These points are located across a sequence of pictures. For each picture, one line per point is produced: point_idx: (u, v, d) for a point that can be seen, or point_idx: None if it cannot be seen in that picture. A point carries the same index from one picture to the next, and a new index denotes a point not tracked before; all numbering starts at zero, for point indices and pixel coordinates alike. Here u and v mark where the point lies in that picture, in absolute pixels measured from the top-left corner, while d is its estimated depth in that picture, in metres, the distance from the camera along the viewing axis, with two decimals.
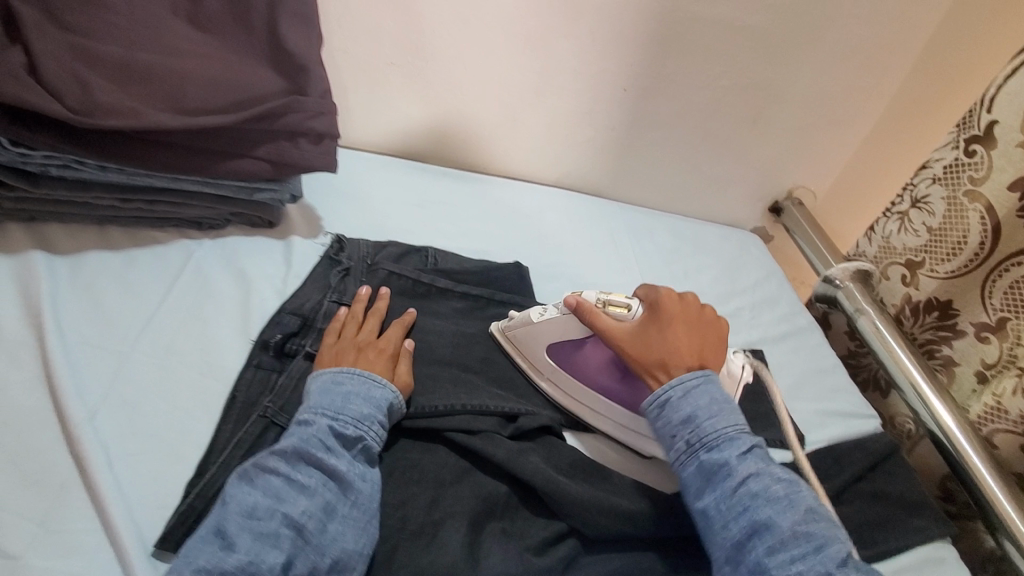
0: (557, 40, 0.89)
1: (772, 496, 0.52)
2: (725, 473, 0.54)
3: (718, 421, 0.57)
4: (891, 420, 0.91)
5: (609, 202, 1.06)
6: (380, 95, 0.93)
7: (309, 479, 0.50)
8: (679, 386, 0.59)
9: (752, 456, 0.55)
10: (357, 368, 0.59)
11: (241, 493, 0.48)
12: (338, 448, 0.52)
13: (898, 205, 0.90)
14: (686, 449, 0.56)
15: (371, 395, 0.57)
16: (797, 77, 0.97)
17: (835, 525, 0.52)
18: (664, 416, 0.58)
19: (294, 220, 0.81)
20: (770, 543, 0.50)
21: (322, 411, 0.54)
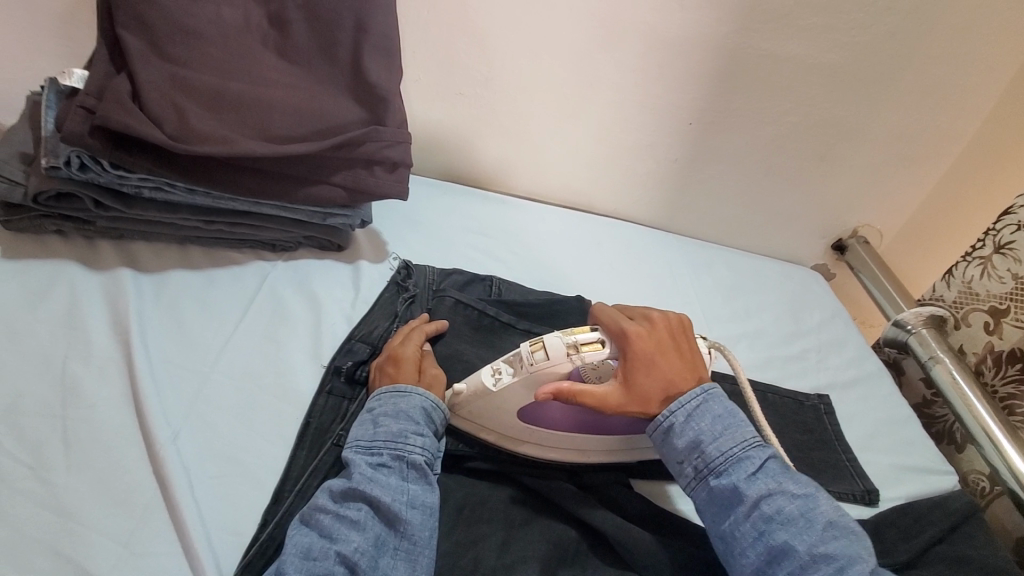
0: (626, 73, 0.89)
1: (787, 518, 0.50)
2: (738, 499, 0.53)
3: (725, 443, 0.55)
4: (965, 476, 0.85)
5: (668, 235, 1.04)
6: (447, 124, 0.95)
7: (358, 513, 0.49)
8: (681, 410, 0.57)
9: (763, 476, 0.54)
10: (384, 388, 0.58)
11: (298, 535, 0.48)
12: (379, 477, 0.51)
13: (980, 249, 0.86)
14: (696, 476, 0.55)
15: (400, 411, 0.56)
16: (869, 115, 0.94)
17: (856, 537, 0.49)
18: (669, 443, 0.57)
19: (361, 245, 0.82)
20: (790, 568, 0.48)
21: (357, 446, 0.54)
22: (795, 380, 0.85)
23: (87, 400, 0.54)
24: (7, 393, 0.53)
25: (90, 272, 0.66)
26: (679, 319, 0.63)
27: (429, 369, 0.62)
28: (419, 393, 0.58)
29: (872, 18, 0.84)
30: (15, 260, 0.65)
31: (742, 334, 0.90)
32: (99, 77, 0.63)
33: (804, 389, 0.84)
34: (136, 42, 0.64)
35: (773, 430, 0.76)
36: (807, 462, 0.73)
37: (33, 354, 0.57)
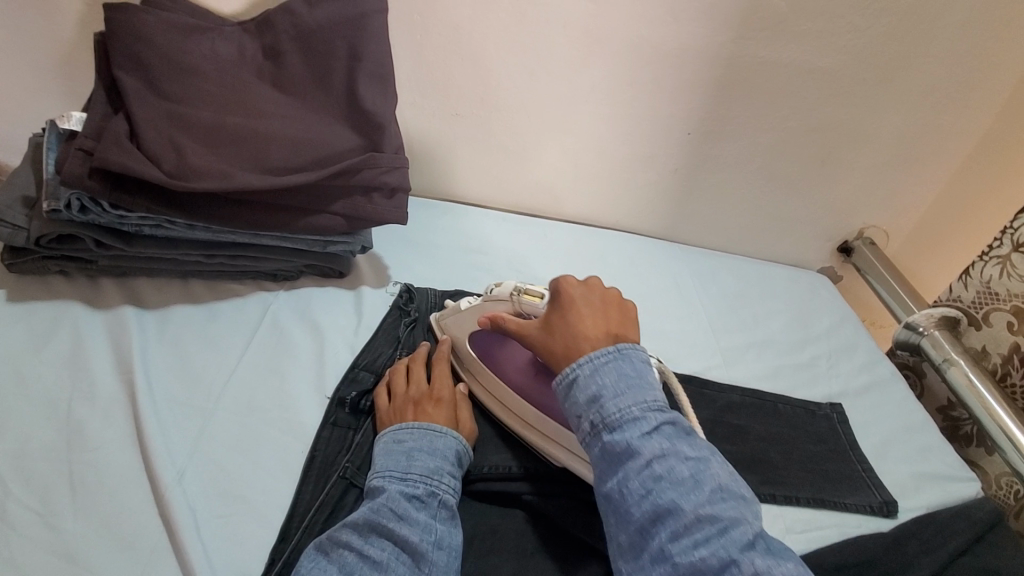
0: (623, 87, 0.89)
1: (676, 479, 0.47)
2: (628, 457, 0.48)
3: (623, 398, 0.51)
4: (994, 480, 0.82)
5: (670, 245, 1.04)
6: (446, 146, 0.95)
7: (382, 552, 0.47)
8: (587, 364, 0.53)
9: (658, 435, 0.49)
10: (418, 423, 0.58)
11: (316, 568, 0.46)
12: (409, 514, 0.50)
13: (997, 248, 0.82)
14: (591, 431, 0.51)
15: (435, 449, 0.56)
16: (869, 117, 0.93)
17: (746, 502, 0.47)
18: (572, 396, 0.53)
19: (363, 270, 0.81)
20: (673, 528, 0.45)
21: (388, 478, 0.53)
22: (805, 388, 0.84)
23: (92, 442, 0.54)
24: (12, 439, 0.54)
25: (94, 311, 0.67)
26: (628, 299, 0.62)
27: (461, 414, 0.62)
28: (455, 435, 0.58)
29: (867, 21, 0.84)
30: (20, 302, 0.66)
31: (750, 343, 0.89)
32: (96, 119, 0.64)
33: (816, 397, 0.83)
34: (134, 83, 0.66)
35: (785, 442, 0.75)
36: (821, 474, 0.72)
37: (39, 397, 0.57)
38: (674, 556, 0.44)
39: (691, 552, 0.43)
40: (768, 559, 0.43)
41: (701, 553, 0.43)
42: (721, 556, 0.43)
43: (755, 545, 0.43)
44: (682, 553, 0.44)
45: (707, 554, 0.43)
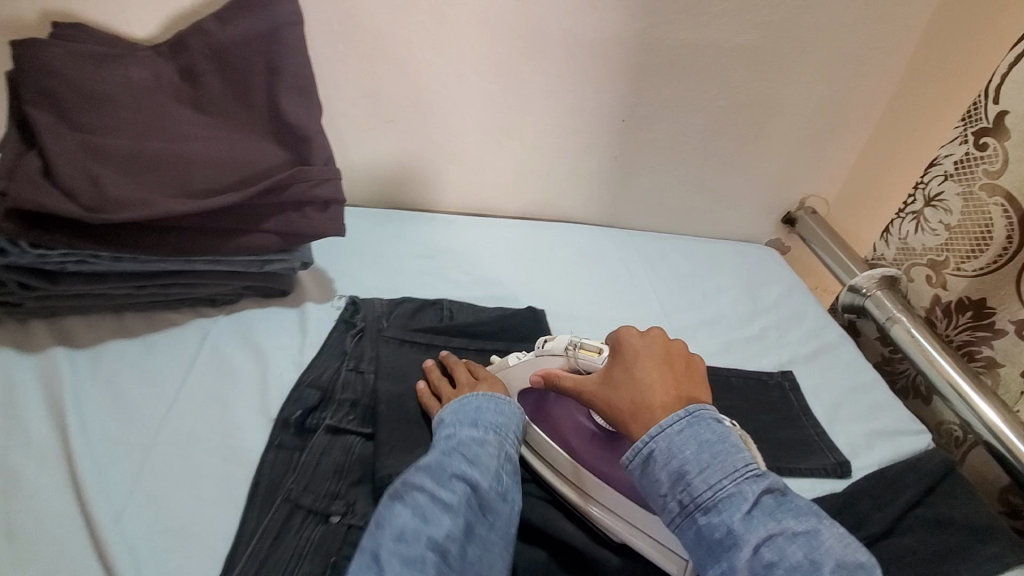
0: (551, 78, 0.90)
1: (791, 564, 0.45)
2: (732, 542, 0.46)
3: (712, 475, 0.49)
4: (937, 428, 0.85)
5: (618, 232, 1.05)
6: (382, 154, 0.95)
7: (453, 496, 0.51)
8: (661, 436, 0.51)
9: (759, 513, 0.47)
10: (480, 391, 0.63)
11: (393, 512, 0.50)
12: (478, 461, 0.55)
13: (912, 204, 0.86)
14: (682, 512, 0.49)
15: (499, 411, 0.61)
16: (794, 89, 0.95)
17: (866, 574, 0.45)
18: (653, 475, 0.51)
19: (306, 286, 0.80)
20: None
21: (459, 430, 0.58)
22: (757, 360, 0.85)
23: (25, 491, 0.53)
24: None
25: (23, 356, 0.65)
26: (690, 350, 0.60)
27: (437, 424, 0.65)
28: (516, 404, 0.64)
29: None
30: None
31: (702, 321, 0.90)
32: (7, 156, 0.61)
33: (767, 368, 0.85)
34: (45, 118, 0.63)
35: (738, 415, 0.76)
36: (776, 442, 0.74)
37: None
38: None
39: None
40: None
41: None
42: None
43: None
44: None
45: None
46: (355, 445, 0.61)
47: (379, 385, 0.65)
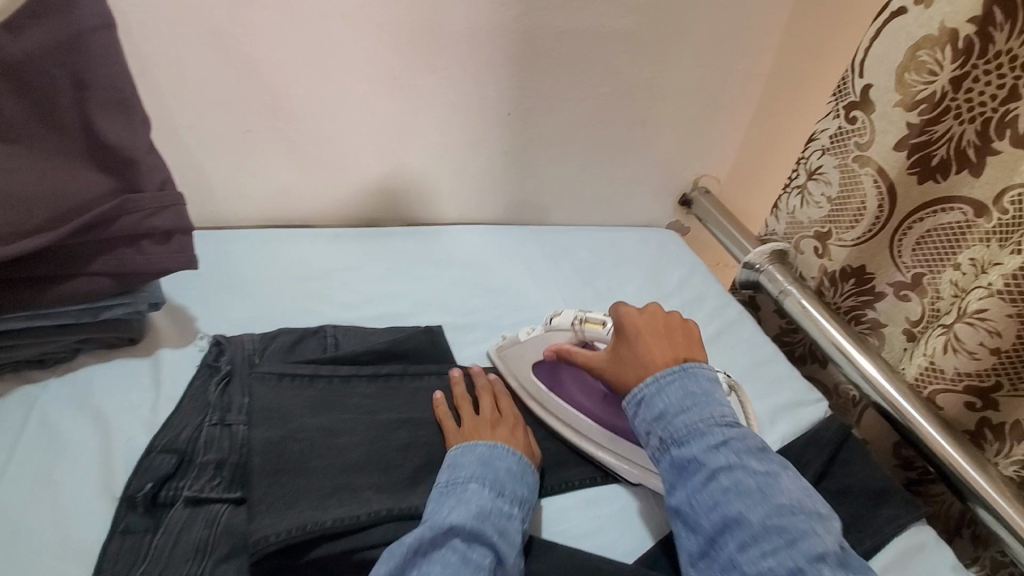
0: (426, 74, 0.83)
1: (744, 490, 0.50)
2: (695, 470, 0.52)
3: (689, 414, 0.55)
4: (834, 391, 0.88)
5: (518, 228, 1.00)
6: (245, 167, 0.85)
7: (483, 561, 0.50)
8: (653, 382, 0.57)
9: (726, 449, 0.52)
10: (507, 446, 0.61)
11: (421, 572, 0.48)
12: (506, 531, 0.53)
13: (796, 179, 0.85)
14: (660, 445, 0.55)
15: (522, 473, 0.59)
16: (676, 71, 0.95)
17: (821, 518, 0.48)
18: (640, 414, 0.58)
19: (162, 329, 0.70)
20: (741, 539, 0.48)
21: (486, 486, 0.56)
22: None
23: None
24: None
25: None
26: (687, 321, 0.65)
27: (316, 476, 0.55)
28: (537, 474, 0.61)
29: None
30: None
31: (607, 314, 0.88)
32: None
33: None
34: None
35: None
36: None
37: None
38: (743, 566, 0.47)
39: (760, 561, 0.46)
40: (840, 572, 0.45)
41: (770, 563, 0.46)
42: (789, 566, 0.45)
43: (827, 558, 0.45)
44: (750, 562, 0.47)
45: (775, 564, 0.46)
46: (223, 514, 0.52)
47: (252, 434, 0.56)
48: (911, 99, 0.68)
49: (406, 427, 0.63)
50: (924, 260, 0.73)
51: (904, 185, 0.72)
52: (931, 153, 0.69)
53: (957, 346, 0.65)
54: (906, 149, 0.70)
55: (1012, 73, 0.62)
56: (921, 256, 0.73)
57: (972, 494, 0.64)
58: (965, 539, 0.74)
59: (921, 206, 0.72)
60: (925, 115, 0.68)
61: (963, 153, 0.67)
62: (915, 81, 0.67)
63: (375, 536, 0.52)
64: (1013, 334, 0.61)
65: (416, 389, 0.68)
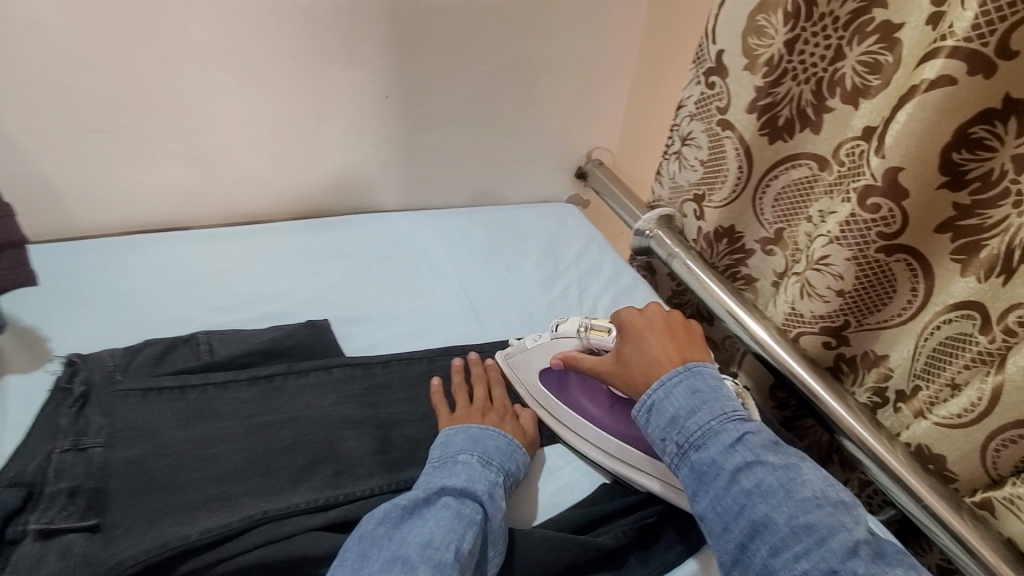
0: (288, 60, 0.79)
1: (768, 490, 0.50)
2: (715, 474, 0.52)
3: (701, 415, 0.55)
4: (721, 345, 0.93)
5: (411, 214, 0.98)
6: (96, 171, 0.78)
7: (475, 517, 0.52)
8: (659, 387, 0.58)
9: (743, 447, 0.53)
10: (495, 429, 0.63)
11: (417, 526, 0.50)
12: (494, 495, 0.55)
13: (672, 146, 0.88)
14: (677, 452, 0.55)
15: (506, 451, 0.61)
16: (552, 46, 0.95)
17: (843, 507, 0.49)
18: (652, 420, 0.58)
19: (7, 355, 0.63)
20: (771, 543, 0.48)
21: (475, 457, 0.58)
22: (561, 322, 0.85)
23: None
24: None
25: None
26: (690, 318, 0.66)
27: (184, 489, 0.52)
28: (523, 458, 0.62)
29: None
30: None
31: (505, 294, 0.87)
32: None
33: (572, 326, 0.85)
34: None
35: None
36: None
37: None
38: (778, 570, 0.47)
39: (794, 565, 0.47)
40: (871, 566, 0.46)
41: (804, 566, 0.46)
42: (824, 567, 0.46)
43: (857, 552, 0.46)
44: (785, 567, 0.47)
45: (809, 566, 0.46)
46: (78, 544, 0.48)
47: (110, 455, 0.53)
48: (755, 62, 0.71)
49: (290, 427, 0.60)
50: (783, 216, 0.76)
51: (758, 147, 0.75)
52: (777, 114, 0.73)
53: (810, 290, 0.70)
54: (757, 112, 0.73)
55: (835, 33, 0.65)
56: (780, 211, 0.77)
57: (838, 427, 0.69)
58: (834, 466, 0.80)
59: (778, 162, 0.75)
60: (769, 77, 0.70)
61: (804, 112, 0.71)
62: (758, 45, 0.70)
63: (250, 540, 0.50)
64: (853, 277, 0.66)
65: (301, 387, 0.64)
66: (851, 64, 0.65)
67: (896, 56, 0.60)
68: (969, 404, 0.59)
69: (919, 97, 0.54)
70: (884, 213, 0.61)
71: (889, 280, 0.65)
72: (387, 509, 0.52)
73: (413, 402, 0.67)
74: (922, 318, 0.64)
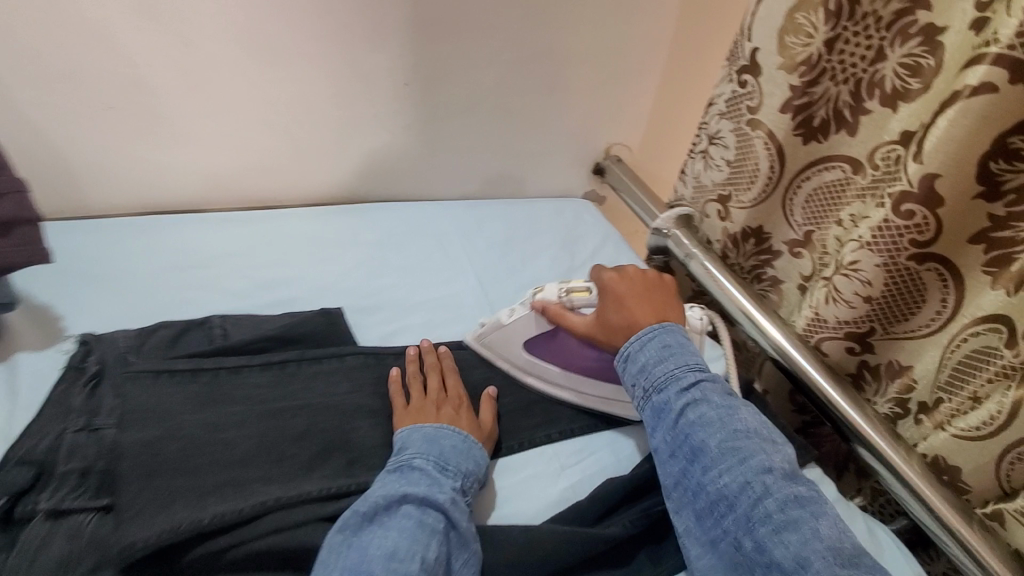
0: (310, 42, 0.78)
1: (708, 421, 0.54)
2: (669, 411, 0.56)
3: (665, 364, 0.59)
4: (739, 348, 0.92)
5: (426, 205, 0.97)
6: (114, 149, 0.78)
7: (437, 526, 0.50)
8: (634, 339, 0.61)
9: (695, 389, 0.57)
10: (445, 425, 0.60)
11: (377, 538, 0.48)
12: (457, 500, 0.53)
13: (699, 144, 0.86)
14: (642, 394, 0.59)
15: (464, 450, 0.58)
16: (577, 37, 0.93)
17: (771, 441, 0.53)
18: (625, 367, 0.61)
19: (21, 330, 0.63)
20: (705, 464, 0.52)
21: (431, 460, 0.55)
22: None
23: None
24: None
25: None
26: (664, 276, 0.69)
27: (195, 475, 0.51)
28: (479, 459, 0.58)
29: None
30: None
31: (522, 287, 0.86)
32: None
33: None
34: None
35: None
36: None
37: None
38: (707, 486, 0.52)
39: (717, 479, 0.51)
40: (783, 482, 0.50)
41: (726, 479, 0.51)
42: (741, 480, 0.50)
43: (773, 471, 0.50)
44: (712, 482, 0.51)
45: (730, 480, 0.50)
46: (87, 524, 0.48)
47: (122, 437, 0.52)
48: (791, 61, 0.70)
49: (303, 415, 0.59)
50: (813, 218, 0.75)
51: (792, 147, 0.74)
52: (812, 114, 0.71)
53: (837, 296, 0.69)
54: (791, 112, 0.72)
55: (877, 33, 0.64)
56: (810, 213, 0.75)
57: (853, 436, 0.68)
58: (846, 475, 0.80)
59: (808, 164, 0.74)
60: (805, 77, 0.69)
61: (841, 112, 0.69)
62: (795, 43, 0.69)
63: (261, 527, 0.49)
64: (881, 283, 0.65)
65: (315, 374, 0.64)
66: (891, 66, 0.63)
67: (936, 59, 0.59)
68: (988, 417, 0.59)
69: (961, 102, 0.53)
70: (918, 219, 0.60)
71: (918, 289, 0.64)
72: (350, 519, 0.50)
73: None
74: (948, 330, 0.62)
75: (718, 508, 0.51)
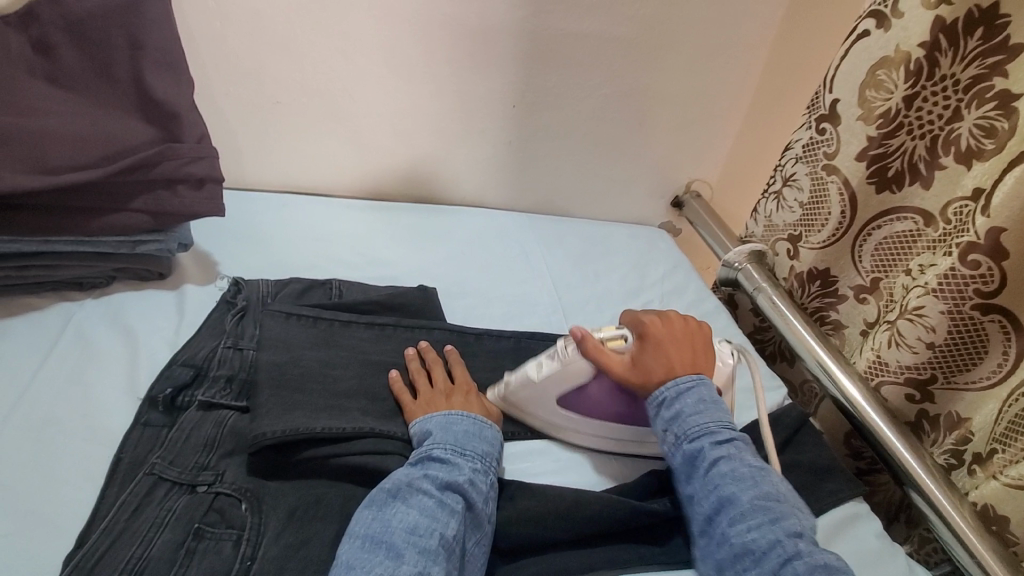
0: (440, 63, 0.92)
1: (738, 476, 0.58)
2: (700, 459, 0.60)
3: (701, 414, 0.62)
4: (798, 387, 0.94)
5: (516, 215, 1.08)
6: (271, 136, 0.94)
7: (456, 505, 0.55)
8: (672, 386, 0.63)
9: (728, 444, 0.60)
10: (459, 411, 0.64)
11: (401, 512, 0.53)
12: (477, 484, 0.57)
13: (773, 185, 0.92)
14: (672, 440, 0.62)
15: (478, 433, 0.62)
16: (672, 79, 1.02)
17: (796, 507, 0.57)
18: (657, 411, 0.64)
19: (187, 267, 0.79)
20: (732, 516, 0.56)
21: (448, 447, 0.59)
22: None
23: None
24: None
25: None
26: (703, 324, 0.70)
27: (313, 395, 0.63)
28: (492, 434, 0.63)
29: None
30: None
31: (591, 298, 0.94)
32: None
33: None
34: None
35: None
36: None
37: None
38: (732, 537, 0.55)
39: (745, 534, 0.54)
40: (811, 546, 0.53)
41: (755, 535, 0.54)
42: (770, 539, 0.53)
43: (801, 536, 0.54)
44: (739, 535, 0.54)
45: (759, 536, 0.54)
46: (230, 418, 0.60)
47: (259, 356, 0.64)
48: (870, 113, 0.76)
49: (396, 367, 0.70)
50: (881, 265, 0.78)
51: (864, 195, 0.79)
52: (887, 165, 0.76)
53: (899, 340, 0.72)
54: (866, 160, 0.77)
55: (954, 95, 0.68)
56: (878, 261, 0.78)
57: (908, 479, 0.69)
58: (900, 524, 0.80)
59: (879, 213, 0.78)
60: (882, 128, 0.75)
61: (915, 166, 0.73)
62: (875, 97, 0.75)
63: (359, 447, 0.59)
64: (945, 331, 0.67)
65: (408, 339, 0.74)
66: (967, 126, 0.67)
67: (1010, 122, 0.62)
68: None
69: None
70: (984, 270, 0.63)
71: (981, 340, 0.66)
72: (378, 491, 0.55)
73: (499, 371, 0.75)
74: (1010, 382, 0.64)
75: (742, 562, 0.54)
